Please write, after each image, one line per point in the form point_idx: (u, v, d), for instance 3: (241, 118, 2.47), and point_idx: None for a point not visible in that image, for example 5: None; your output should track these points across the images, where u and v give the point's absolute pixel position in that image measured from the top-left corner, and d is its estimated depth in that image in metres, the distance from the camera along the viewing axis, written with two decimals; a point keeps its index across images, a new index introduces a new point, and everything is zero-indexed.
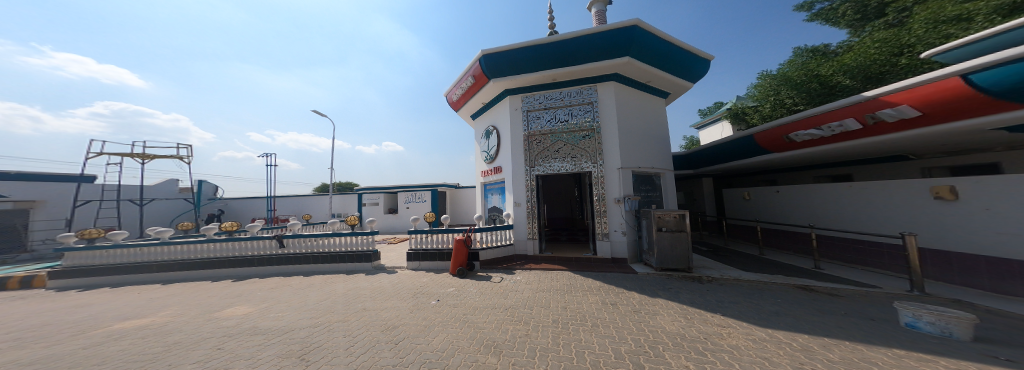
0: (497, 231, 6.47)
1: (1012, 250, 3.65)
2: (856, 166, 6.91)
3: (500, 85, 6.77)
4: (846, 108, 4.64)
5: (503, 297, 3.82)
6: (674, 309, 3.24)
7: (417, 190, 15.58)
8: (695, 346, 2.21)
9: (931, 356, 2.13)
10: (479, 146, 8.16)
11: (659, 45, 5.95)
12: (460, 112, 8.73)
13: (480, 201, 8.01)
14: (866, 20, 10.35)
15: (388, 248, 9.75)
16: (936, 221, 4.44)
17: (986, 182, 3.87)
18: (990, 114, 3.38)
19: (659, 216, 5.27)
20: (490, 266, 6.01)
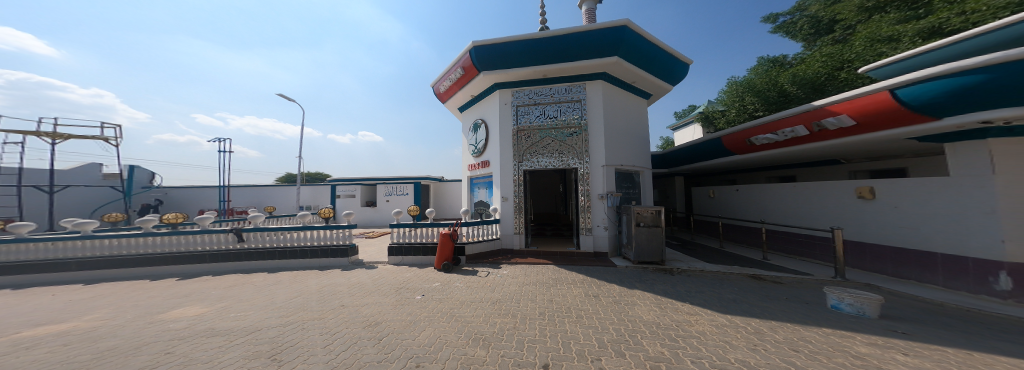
0: (484, 226, 6.45)
1: (911, 241, 4.36)
2: (801, 168, 7.81)
3: (490, 77, 6.63)
4: (797, 116, 5.16)
5: (490, 290, 3.83)
6: (650, 300, 3.48)
7: (399, 183, 14.99)
8: (668, 333, 2.39)
9: (850, 333, 2.50)
10: (466, 139, 8.03)
11: (645, 47, 6.16)
12: (447, 102, 8.40)
13: (468, 195, 7.92)
14: (818, 35, 11.53)
15: (366, 242, 9.33)
16: (858, 217, 5.15)
17: (897, 184, 4.54)
18: (909, 126, 3.93)
19: (638, 212, 5.58)
20: (477, 260, 6.01)
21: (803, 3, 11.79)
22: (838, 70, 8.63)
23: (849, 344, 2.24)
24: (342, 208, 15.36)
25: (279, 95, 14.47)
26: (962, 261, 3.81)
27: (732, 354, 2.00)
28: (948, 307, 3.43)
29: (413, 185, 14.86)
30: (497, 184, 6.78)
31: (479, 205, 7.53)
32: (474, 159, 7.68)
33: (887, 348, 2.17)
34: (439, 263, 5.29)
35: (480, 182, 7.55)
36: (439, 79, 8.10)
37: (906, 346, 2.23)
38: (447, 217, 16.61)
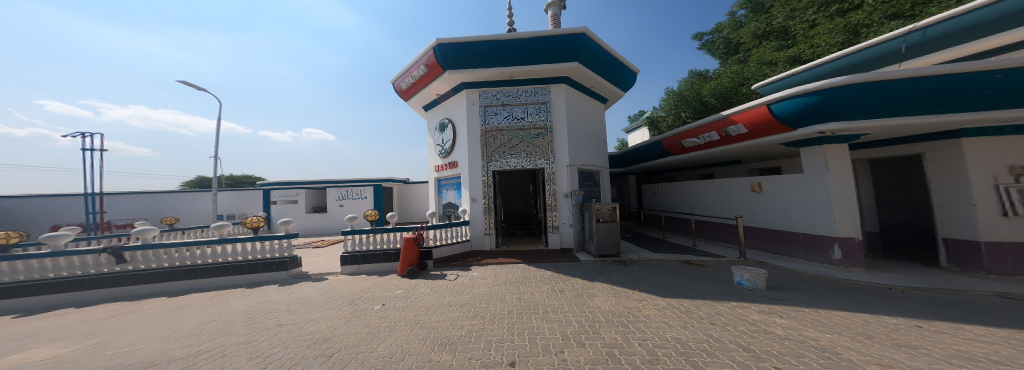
0: (452, 228, 6.22)
1: (784, 224, 5.65)
2: (717, 167, 9.41)
3: (457, 77, 6.43)
4: (711, 124, 6.25)
5: (458, 293, 3.71)
6: (607, 290, 3.80)
7: (353, 185, 13.37)
8: (621, 320, 2.64)
9: (750, 304, 3.11)
10: (433, 140, 7.72)
11: (601, 54, 6.68)
12: (409, 100, 7.91)
13: (435, 197, 7.59)
14: (729, 54, 14.31)
15: (314, 252, 8.19)
16: (753, 207, 6.41)
17: (775, 180, 5.78)
18: (778, 135, 5.06)
19: (597, 209, 6.04)
20: (446, 264, 5.76)
21: (719, 26, 14.53)
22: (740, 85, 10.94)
23: (746, 313, 2.81)
24: (281, 214, 13.20)
25: (177, 80, 10.71)
26: (813, 237, 5.08)
27: (669, 333, 2.30)
28: (805, 275, 4.54)
29: (371, 188, 13.38)
30: (466, 185, 6.65)
31: (448, 207, 7.30)
32: (442, 160, 7.40)
33: (772, 314, 2.78)
34: (404, 270, 4.91)
35: (448, 183, 7.31)
36: (400, 75, 7.58)
37: (786, 311, 2.86)
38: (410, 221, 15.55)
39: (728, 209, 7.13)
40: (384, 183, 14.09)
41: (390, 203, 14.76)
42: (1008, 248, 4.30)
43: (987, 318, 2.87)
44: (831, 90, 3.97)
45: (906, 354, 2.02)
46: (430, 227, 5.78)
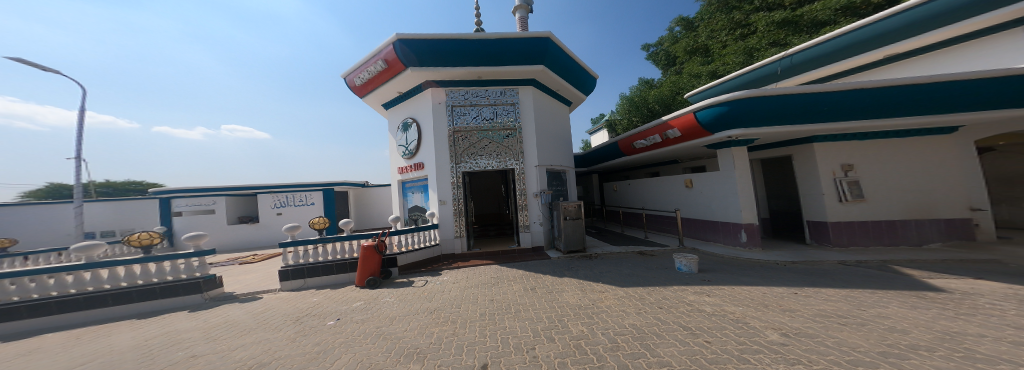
0: (419, 232, 5.90)
1: (711, 215, 6.61)
2: (661, 166, 10.57)
3: (420, 74, 6.11)
4: (653, 128, 7.06)
5: (427, 300, 3.51)
6: (575, 285, 3.98)
7: (295, 191, 11.66)
8: (586, 312, 2.80)
9: (690, 287, 3.56)
10: (395, 140, 7.26)
11: (565, 58, 6.96)
12: (366, 98, 7.27)
13: (401, 201, 7.25)
14: (669, 65, 16.51)
15: (245, 269, 6.97)
16: (687, 201, 7.36)
17: (701, 177, 6.73)
18: (702, 139, 5.94)
19: (565, 207, 6.30)
20: (412, 270, 5.42)
21: (662, 40, 16.62)
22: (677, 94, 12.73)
23: (686, 295, 3.22)
24: (197, 227, 10.97)
25: (9, 58, 7.57)
26: (729, 224, 6.09)
27: (628, 320, 2.52)
28: (726, 257, 5.39)
29: (320, 193, 11.87)
30: (434, 187, 6.39)
31: (415, 210, 6.94)
32: (407, 161, 7.01)
33: (704, 294, 3.24)
34: (363, 281, 4.47)
35: (415, 186, 6.95)
36: (353, 70, 6.91)
37: (718, 291, 3.35)
38: (367, 228, 14.23)
39: (669, 203, 8.11)
40: (338, 187, 12.59)
41: (344, 209, 13.33)
42: (845, 227, 5.77)
43: (839, 282, 3.79)
44: (738, 101, 4.86)
45: (793, 317, 2.54)
46: (393, 233, 5.37)
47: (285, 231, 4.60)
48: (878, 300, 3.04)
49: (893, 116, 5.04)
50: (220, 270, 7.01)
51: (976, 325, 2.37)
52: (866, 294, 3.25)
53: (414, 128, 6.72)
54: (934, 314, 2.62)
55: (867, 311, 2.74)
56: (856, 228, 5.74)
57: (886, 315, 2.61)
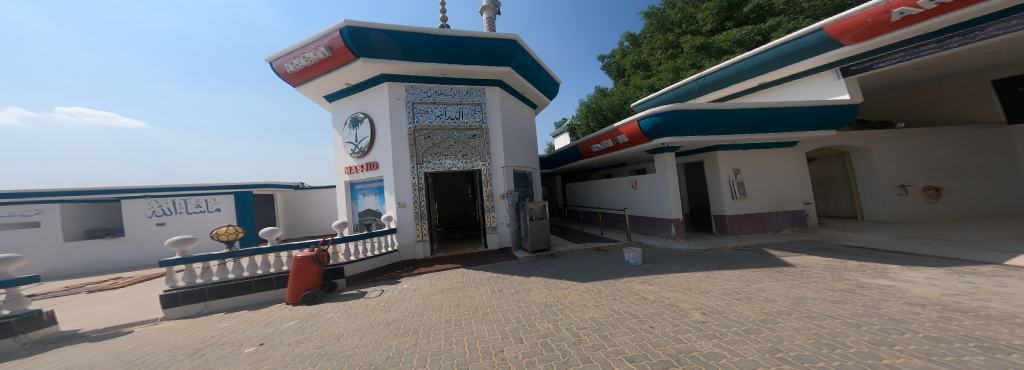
0: (372, 238, 5.39)
1: (650, 212, 7.52)
2: (613, 169, 11.58)
3: (374, 67, 5.57)
4: (606, 134, 7.74)
5: (384, 311, 3.21)
6: (541, 283, 4.09)
7: (191, 194, 9.43)
8: (552, 309, 2.90)
9: (640, 277, 3.99)
10: (343, 136, 6.50)
11: (531, 62, 7.08)
12: (303, 88, 6.34)
13: (350, 206, 6.51)
14: (620, 76, 18.42)
15: (122, 295, 5.40)
16: (632, 200, 8.22)
17: (643, 179, 7.60)
18: (644, 145, 6.74)
19: (531, 208, 6.45)
20: (363, 280, 4.88)
21: (614, 53, 18.47)
22: (625, 103, 14.30)
23: (635, 286, 3.59)
24: (13, 247, 7.96)
25: None
26: (663, 220, 7.01)
27: (588, 313, 2.69)
28: (661, 249, 6.20)
29: (230, 196, 9.85)
30: (391, 189, 5.91)
31: (368, 214, 6.32)
32: (358, 161, 6.33)
33: (648, 283, 3.65)
34: (297, 298, 3.85)
35: (368, 188, 6.32)
36: (284, 55, 5.93)
37: (661, 280, 3.81)
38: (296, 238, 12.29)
39: (619, 201, 8.96)
40: (258, 189, 10.63)
41: (266, 215, 11.29)
42: (742, 218, 7.17)
43: (744, 264, 4.68)
44: (672, 113, 5.68)
45: (710, 297, 3.05)
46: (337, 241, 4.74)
47: (168, 246, 3.70)
48: (768, 277, 3.84)
49: (777, 131, 6.51)
50: (47, 305, 5.12)
51: (825, 291, 3.17)
52: (761, 273, 4.07)
53: (366, 124, 6.12)
54: (803, 285, 3.42)
55: (752, 286, 3.45)
56: (746, 220, 7.19)
57: (764, 288, 3.33)
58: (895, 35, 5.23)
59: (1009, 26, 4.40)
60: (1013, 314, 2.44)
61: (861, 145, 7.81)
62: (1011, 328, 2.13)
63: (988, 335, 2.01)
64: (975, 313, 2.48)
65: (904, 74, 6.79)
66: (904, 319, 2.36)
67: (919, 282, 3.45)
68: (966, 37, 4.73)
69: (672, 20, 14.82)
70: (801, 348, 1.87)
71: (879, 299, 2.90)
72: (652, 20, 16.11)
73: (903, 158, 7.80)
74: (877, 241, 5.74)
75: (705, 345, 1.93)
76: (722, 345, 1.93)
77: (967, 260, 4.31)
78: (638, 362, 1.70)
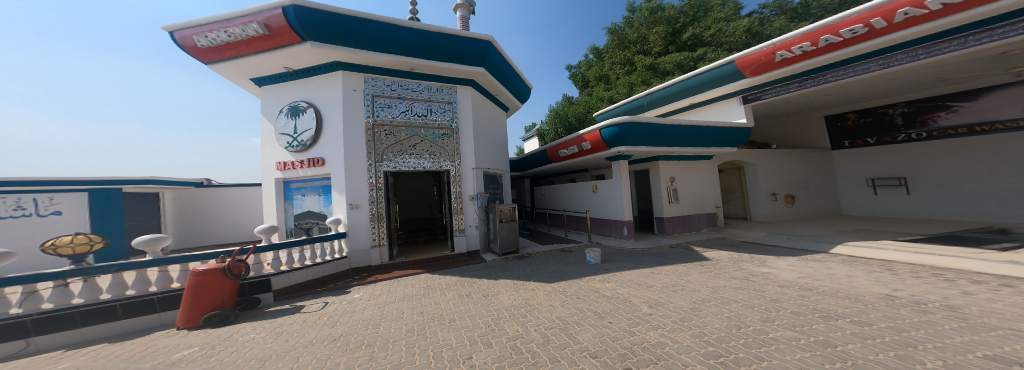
0: (313, 245, 4.84)
1: (607, 214, 8.11)
2: (576, 173, 12.18)
3: (325, 52, 5.03)
4: (571, 140, 8.17)
5: (330, 325, 2.89)
6: (509, 286, 4.09)
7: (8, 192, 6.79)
8: (521, 311, 2.91)
9: (601, 275, 4.25)
10: (278, 127, 5.67)
11: (503, 65, 7.10)
12: (222, 65, 5.33)
13: (285, 207, 5.72)
14: (584, 86, 19.68)
15: None
16: (593, 203, 8.73)
17: (602, 184, 8.15)
18: (603, 153, 7.27)
19: (500, 210, 6.44)
20: (296, 294, 4.25)
21: (580, 64, 19.67)
22: (588, 112, 15.35)
23: (596, 284, 3.81)
24: None
25: None
26: (618, 221, 7.64)
27: (554, 313, 2.78)
28: (615, 248, 6.73)
29: (83, 195, 7.36)
30: (342, 188, 5.35)
31: (309, 216, 5.66)
32: (296, 156, 5.59)
33: (607, 281, 3.91)
34: (197, 320, 3.17)
35: (309, 187, 5.65)
36: (196, 25, 4.90)
37: (619, 277, 4.12)
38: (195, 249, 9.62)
39: (581, 204, 9.46)
40: (134, 186, 8.24)
41: (149, 220, 8.72)
42: (678, 220, 8.19)
43: (683, 259, 5.33)
44: (627, 125, 6.25)
45: (655, 291, 3.39)
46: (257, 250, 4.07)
47: None
48: (701, 270, 4.44)
49: (709, 145, 7.62)
50: None
51: (742, 280, 3.79)
52: (696, 267, 4.69)
53: (309, 115, 5.47)
54: (726, 276, 4.03)
55: (687, 279, 3.94)
56: (682, 221, 8.24)
57: (693, 280, 3.84)
58: (783, 71, 6.57)
59: (838, 74, 5.86)
60: (836, 289, 3.29)
61: (763, 160, 9.60)
62: (848, 302, 2.82)
63: (835, 308, 2.62)
64: (818, 290, 3.25)
65: (791, 105, 8.57)
66: (781, 299, 2.96)
67: (784, 268, 4.37)
68: (816, 80, 6.22)
69: (630, 39, 16.36)
70: (718, 330, 2.20)
71: (763, 283, 3.56)
72: (612, 37, 17.52)
73: (786, 171, 9.77)
74: (760, 237, 7.06)
75: (652, 335, 2.13)
76: (665, 334, 2.15)
77: (817, 251, 5.65)
78: (600, 357, 1.80)
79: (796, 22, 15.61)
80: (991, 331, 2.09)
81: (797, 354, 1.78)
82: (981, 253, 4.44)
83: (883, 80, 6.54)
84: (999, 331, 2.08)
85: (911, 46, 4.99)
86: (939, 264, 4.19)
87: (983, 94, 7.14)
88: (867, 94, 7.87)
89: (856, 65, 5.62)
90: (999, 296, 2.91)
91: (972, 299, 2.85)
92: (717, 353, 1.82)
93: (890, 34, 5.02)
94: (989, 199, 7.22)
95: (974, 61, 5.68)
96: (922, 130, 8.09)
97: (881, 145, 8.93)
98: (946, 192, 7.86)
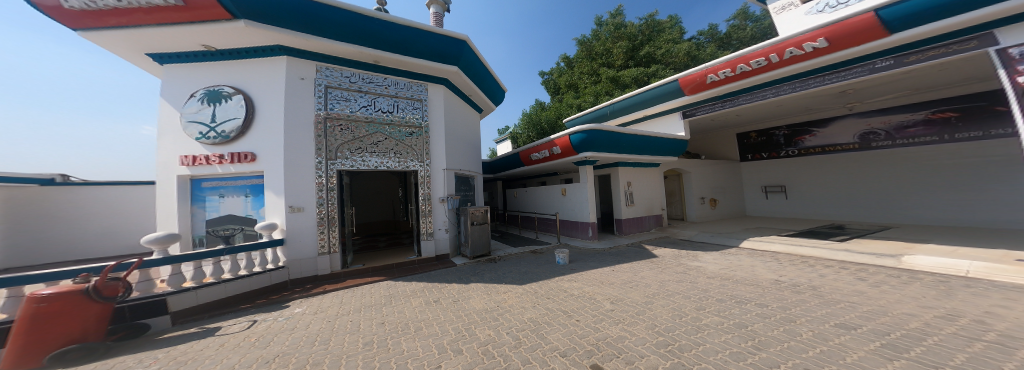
0: (233, 256, 4.10)
1: (574, 216, 8.46)
2: (546, 176, 12.50)
3: (269, 34, 4.48)
4: (542, 144, 8.39)
5: (268, 344, 2.57)
6: (481, 289, 4.02)
7: None
8: (492, 315, 2.88)
9: (570, 275, 4.40)
10: (187, 114, 4.75)
11: (479, 66, 7.05)
12: (107, 34, 4.29)
13: (194, 211, 4.85)
14: (555, 93, 20.43)
15: None
16: (561, 206, 9.04)
17: (571, 188, 8.47)
18: (570, 157, 7.60)
19: (472, 212, 6.33)
20: (202, 315, 3.54)
21: (551, 71, 20.41)
22: (558, 118, 15.95)
23: (564, 284, 3.93)
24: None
25: None
26: (583, 222, 8.04)
27: (525, 314, 2.81)
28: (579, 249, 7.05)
29: None
30: (277, 188, 4.74)
31: (228, 221, 4.94)
32: (210, 150, 4.76)
33: (573, 281, 4.07)
34: (42, 360, 2.26)
35: (229, 188, 4.92)
36: None
37: (585, 276, 4.31)
38: (50, 265, 6.74)
39: (550, 207, 9.74)
40: None
41: None
42: (634, 221, 8.90)
43: (640, 257, 5.78)
44: (591, 132, 6.63)
45: (615, 287, 3.62)
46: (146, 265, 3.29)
47: None
48: (654, 266, 4.85)
49: (658, 153, 8.43)
50: None
51: (688, 273, 4.23)
52: (650, 263, 5.12)
53: (235, 103, 4.79)
54: (676, 270, 4.47)
55: (642, 275, 4.28)
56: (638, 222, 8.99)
57: (645, 276, 4.18)
58: (716, 91, 7.57)
59: (745, 100, 7.13)
60: (743, 276, 3.88)
61: (700, 167, 10.98)
62: (762, 289, 3.33)
63: (753, 295, 3.08)
64: (734, 278, 3.79)
65: (724, 122, 9.91)
66: (709, 288, 3.39)
67: (710, 261, 5.01)
68: (731, 102, 7.40)
69: (596, 51, 17.44)
70: (664, 321, 2.43)
71: (700, 276, 4.03)
72: (582, 48, 18.46)
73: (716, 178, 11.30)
74: (693, 235, 8.03)
75: (613, 330, 2.26)
76: (624, 327, 2.31)
77: (725, 244, 6.70)
78: (569, 356, 1.85)
79: (724, 50, 18.25)
80: (837, 304, 2.82)
81: (722, 337, 2.05)
82: (829, 243, 5.79)
83: (772, 106, 7.95)
84: (843, 304, 2.80)
85: (793, 79, 6.29)
86: (807, 254, 5.34)
87: (830, 122, 9.39)
88: (775, 116, 9.51)
89: (756, 92, 6.93)
90: (841, 277, 3.81)
91: (826, 280, 3.66)
92: (667, 342, 1.99)
93: (784, 67, 6.23)
94: (837, 204, 9.40)
95: (825, 97, 7.29)
96: (795, 148, 10.27)
97: (770, 159, 11.05)
98: (817, 197, 9.85)
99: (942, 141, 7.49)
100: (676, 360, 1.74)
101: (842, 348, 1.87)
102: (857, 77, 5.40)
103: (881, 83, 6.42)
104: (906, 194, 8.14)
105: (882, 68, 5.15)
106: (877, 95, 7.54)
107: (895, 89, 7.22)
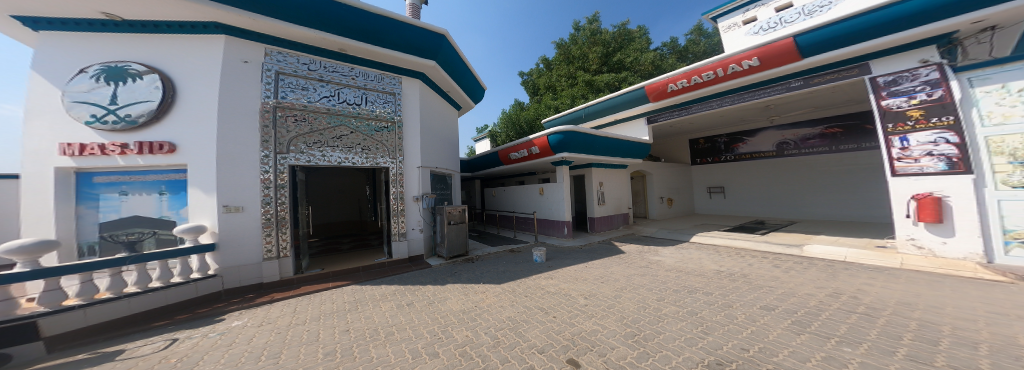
0: (139, 266, 3.52)
1: (551, 215, 8.63)
2: (524, 176, 12.61)
3: (209, 10, 3.96)
4: (520, 144, 8.44)
5: (205, 362, 2.28)
6: (459, 290, 3.93)
7: None
8: (468, 316, 2.84)
9: (550, 273, 4.47)
10: (74, 92, 3.87)
11: (457, 63, 6.89)
12: None
13: (79, 212, 3.95)
14: (535, 93, 20.68)
15: None
16: (538, 205, 9.17)
17: (548, 187, 8.63)
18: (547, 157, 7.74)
19: (449, 212, 6.16)
20: (92, 338, 2.98)
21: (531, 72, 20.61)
22: (536, 119, 16.15)
23: (542, 282, 3.98)
24: None
25: None
26: (558, 221, 8.25)
27: (505, 313, 2.80)
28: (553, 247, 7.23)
29: None
30: (212, 184, 4.19)
31: (134, 224, 4.20)
32: (104, 138, 3.92)
33: (551, 279, 4.14)
34: None
35: (135, 184, 4.19)
36: None
37: (561, 273, 4.41)
38: None
39: (527, 206, 9.84)
40: None
41: None
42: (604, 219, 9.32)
43: (612, 253, 6.05)
44: (568, 133, 6.82)
45: (588, 283, 3.75)
46: (3, 280, 2.63)
47: None
48: (624, 262, 5.10)
49: (625, 155, 8.90)
50: None
51: (653, 267, 4.52)
52: (620, 259, 5.37)
53: (147, 83, 4.09)
54: (643, 265, 4.75)
55: (613, 270, 4.48)
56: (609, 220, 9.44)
57: (614, 271, 4.39)
58: (673, 99, 8.17)
59: (699, 108, 7.78)
60: (692, 268, 4.25)
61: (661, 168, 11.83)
62: (711, 278, 3.67)
63: (705, 285, 3.37)
64: (685, 270, 4.14)
65: (684, 128, 10.75)
66: (667, 280, 3.67)
67: (668, 255, 5.41)
68: (686, 110, 8.07)
69: (574, 55, 17.94)
70: (630, 312, 2.57)
71: (662, 269, 4.33)
72: (560, 50, 18.85)
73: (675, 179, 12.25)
74: (654, 231, 8.63)
75: (588, 324, 2.34)
76: (597, 321, 2.40)
77: (677, 239, 7.31)
78: (546, 352, 1.88)
79: (684, 61, 19.79)
80: (761, 288, 3.20)
81: (678, 324, 2.22)
82: (754, 236, 6.63)
83: (716, 116, 8.86)
84: (764, 289, 3.18)
85: (735, 91, 7.04)
86: (739, 246, 6.04)
87: (757, 132, 10.66)
88: (724, 124, 10.56)
89: (704, 103, 7.67)
90: (762, 265, 4.35)
91: (751, 268, 4.15)
92: (636, 333, 2.10)
93: (727, 80, 6.91)
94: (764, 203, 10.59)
95: (753, 110, 8.20)
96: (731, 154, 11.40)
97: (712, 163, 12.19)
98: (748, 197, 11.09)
99: (826, 152, 9.20)
100: (642, 349, 1.84)
101: (765, 327, 2.13)
102: (777, 94, 6.35)
103: (796, 101, 7.42)
104: (812, 195, 9.58)
105: (795, 88, 6.12)
106: (791, 111, 8.74)
107: (803, 107, 8.47)
